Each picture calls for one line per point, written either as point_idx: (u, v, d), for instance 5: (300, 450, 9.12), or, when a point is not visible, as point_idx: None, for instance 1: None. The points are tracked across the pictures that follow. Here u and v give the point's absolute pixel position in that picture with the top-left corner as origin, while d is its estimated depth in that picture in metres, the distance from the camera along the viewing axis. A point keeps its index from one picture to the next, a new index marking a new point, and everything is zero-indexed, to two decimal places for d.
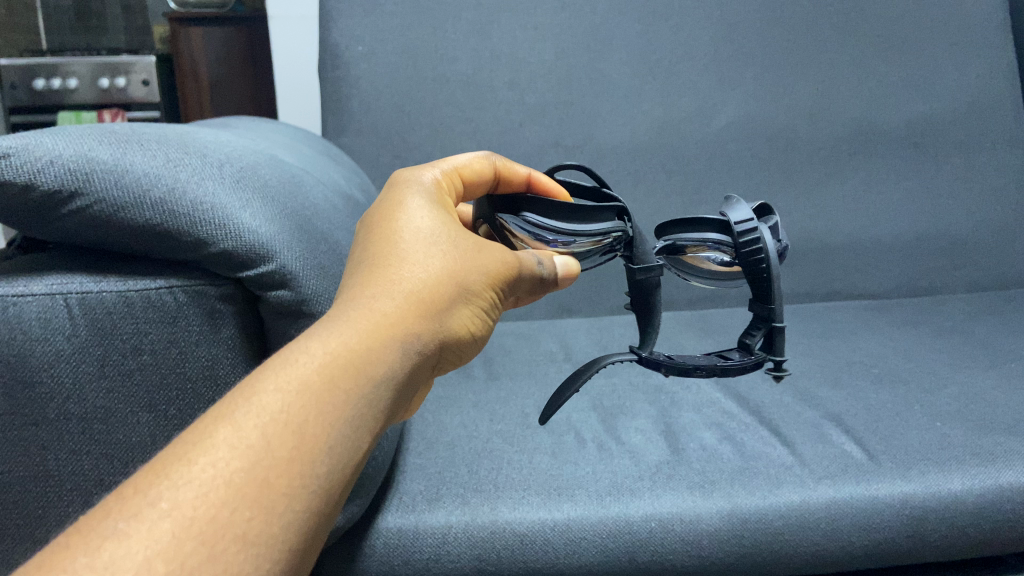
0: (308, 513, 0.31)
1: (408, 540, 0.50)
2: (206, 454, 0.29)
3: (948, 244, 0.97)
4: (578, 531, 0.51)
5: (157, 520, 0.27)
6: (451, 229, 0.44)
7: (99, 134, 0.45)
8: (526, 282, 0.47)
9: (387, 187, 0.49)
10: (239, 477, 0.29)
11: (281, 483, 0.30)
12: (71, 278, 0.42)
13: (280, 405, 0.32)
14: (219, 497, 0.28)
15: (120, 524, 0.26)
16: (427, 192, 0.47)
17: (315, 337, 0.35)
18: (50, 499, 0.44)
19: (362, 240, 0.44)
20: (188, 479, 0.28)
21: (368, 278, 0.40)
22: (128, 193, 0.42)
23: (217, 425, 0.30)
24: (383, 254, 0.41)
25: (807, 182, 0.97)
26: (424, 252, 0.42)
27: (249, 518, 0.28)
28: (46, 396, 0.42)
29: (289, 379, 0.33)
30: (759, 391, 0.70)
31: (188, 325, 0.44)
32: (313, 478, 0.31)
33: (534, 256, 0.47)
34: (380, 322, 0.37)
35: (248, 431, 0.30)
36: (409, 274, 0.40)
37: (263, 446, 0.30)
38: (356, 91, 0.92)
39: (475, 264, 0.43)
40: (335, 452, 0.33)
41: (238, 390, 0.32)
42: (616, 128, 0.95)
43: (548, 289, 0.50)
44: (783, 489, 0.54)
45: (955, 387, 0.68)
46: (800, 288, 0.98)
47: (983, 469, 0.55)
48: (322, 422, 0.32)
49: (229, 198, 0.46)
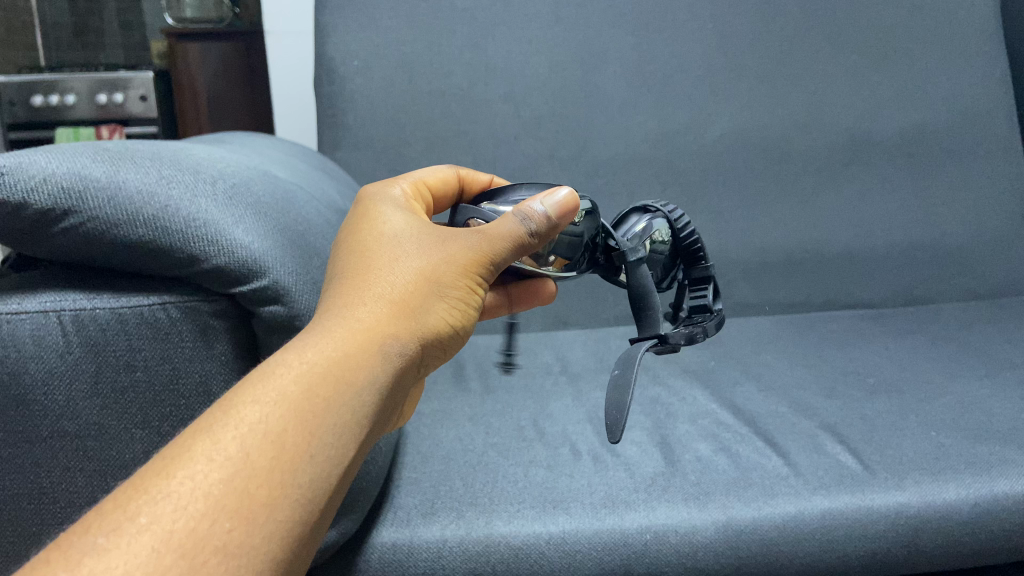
0: (292, 522, 0.33)
1: (405, 555, 0.50)
2: (184, 468, 0.32)
3: (944, 252, 0.98)
4: (573, 543, 0.51)
5: (136, 534, 0.29)
6: (425, 227, 0.45)
7: (93, 153, 0.45)
8: (511, 239, 0.43)
9: (356, 203, 0.49)
10: (218, 488, 0.31)
11: (261, 493, 0.32)
12: (65, 296, 0.43)
13: (258, 417, 0.34)
14: (198, 509, 0.30)
15: (99, 540, 0.28)
16: (399, 201, 0.48)
17: (291, 351, 0.37)
18: (45, 516, 0.44)
19: (336, 248, 0.45)
20: (167, 493, 0.30)
21: (344, 288, 0.41)
22: (119, 210, 0.42)
23: (195, 440, 0.33)
24: (357, 262, 0.43)
25: (802, 192, 0.97)
26: (397, 255, 0.43)
27: (230, 529, 0.31)
28: (40, 413, 0.42)
29: (267, 392, 0.35)
30: (755, 401, 0.70)
31: (181, 341, 0.44)
32: (294, 487, 0.33)
33: (514, 216, 0.43)
34: (355, 332, 0.39)
35: (226, 443, 0.33)
36: (383, 280, 0.42)
37: (242, 458, 0.32)
38: (352, 106, 0.93)
39: (447, 258, 0.43)
40: (318, 460, 0.34)
41: (219, 406, 0.35)
42: (611, 140, 0.95)
43: (557, 231, 0.45)
44: (778, 499, 0.54)
45: (951, 396, 0.68)
46: (796, 298, 0.98)
47: (979, 478, 0.55)
48: (301, 432, 0.34)
49: (221, 214, 0.46)
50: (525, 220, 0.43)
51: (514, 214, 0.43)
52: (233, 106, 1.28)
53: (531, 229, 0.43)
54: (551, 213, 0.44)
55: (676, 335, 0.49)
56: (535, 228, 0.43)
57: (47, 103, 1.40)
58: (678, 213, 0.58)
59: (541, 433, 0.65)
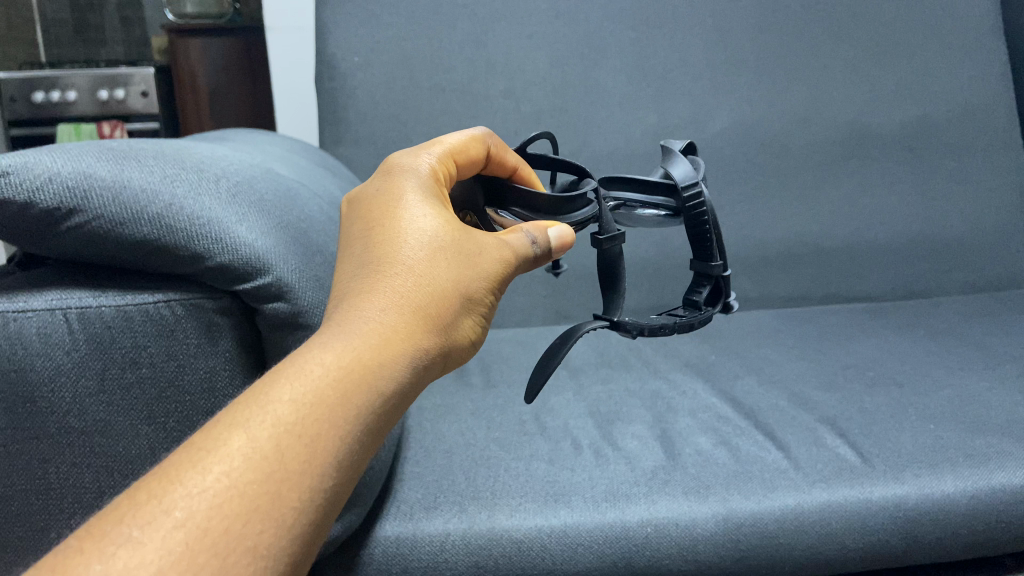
0: (313, 525, 0.33)
1: (408, 549, 0.50)
2: (220, 462, 0.31)
3: (942, 245, 0.98)
4: (574, 536, 0.51)
5: (171, 529, 0.28)
6: (457, 227, 0.45)
7: (99, 152, 0.46)
8: (521, 263, 0.47)
9: (381, 179, 0.48)
10: (253, 487, 0.31)
11: (292, 496, 0.32)
12: (71, 293, 0.43)
13: (294, 416, 0.34)
14: (232, 508, 0.30)
15: (134, 532, 0.28)
16: (431, 185, 0.47)
17: (328, 346, 0.37)
18: (52, 512, 0.44)
19: (362, 234, 0.44)
20: (202, 488, 0.30)
21: (377, 283, 0.41)
22: (125, 209, 0.43)
23: (231, 434, 0.32)
24: (390, 257, 0.42)
25: (802, 185, 0.97)
26: (432, 256, 0.42)
27: (260, 531, 0.30)
28: (47, 411, 0.43)
29: (304, 391, 0.35)
30: (754, 395, 0.71)
31: (186, 339, 0.44)
32: (321, 491, 0.33)
33: (525, 235, 0.46)
34: (390, 337, 0.38)
35: (261, 441, 0.32)
36: (417, 282, 0.41)
37: (276, 457, 0.32)
38: (353, 102, 0.93)
39: (477, 272, 0.43)
40: (342, 466, 0.34)
41: (253, 398, 0.34)
42: (611, 134, 0.95)
43: (548, 260, 0.48)
44: (777, 492, 0.54)
45: (950, 389, 0.68)
46: (795, 292, 0.98)
47: (976, 471, 0.56)
48: (334, 438, 0.34)
49: (223, 212, 0.47)
50: (534, 243, 0.46)
51: (525, 235, 0.46)
52: (234, 102, 1.28)
53: (537, 252, 0.47)
54: (552, 245, 0.47)
55: (626, 324, 0.49)
56: (540, 253, 0.47)
57: (47, 100, 1.40)
58: (689, 180, 0.52)
59: (543, 427, 0.65)
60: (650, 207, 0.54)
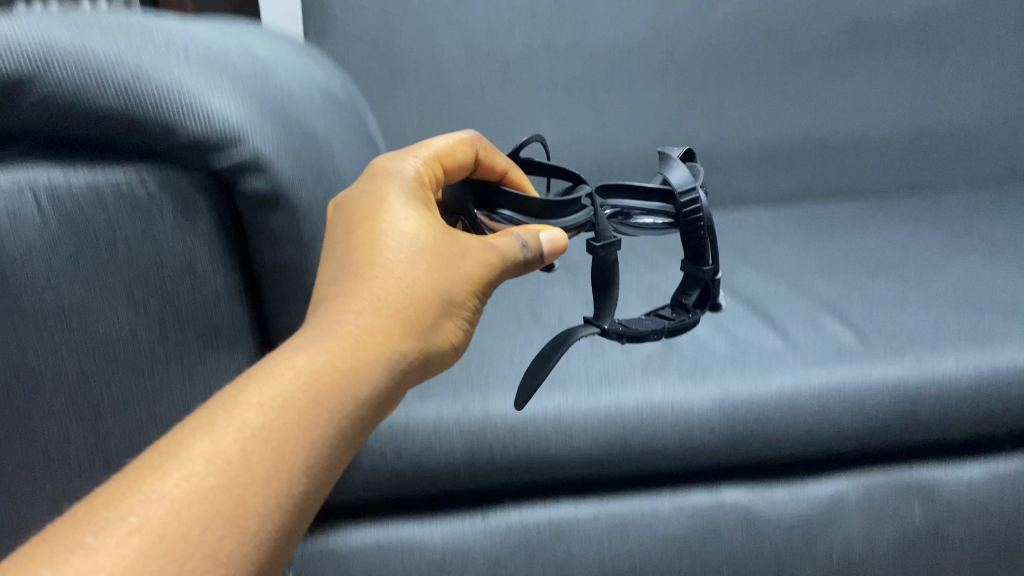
0: (281, 532, 0.31)
1: (399, 433, 0.50)
2: (181, 467, 0.30)
3: (949, 136, 1.02)
4: (568, 417, 0.52)
5: (125, 535, 0.27)
6: (440, 229, 0.44)
7: (55, 15, 0.41)
8: (509, 267, 0.45)
9: (365, 179, 0.47)
10: (215, 492, 0.30)
11: (256, 501, 0.31)
12: (32, 165, 0.39)
13: (261, 421, 0.33)
14: (191, 514, 0.29)
15: (87, 538, 0.27)
16: (414, 188, 0.46)
17: (300, 350, 0.36)
18: (29, 399, 0.42)
19: (343, 235, 0.43)
20: (160, 492, 0.29)
21: (352, 288, 0.40)
22: (88, 76, 0.38)
23: (194, 438, 0.31)
24: (367, 260, 0.41)
25: (804, 78, 0.97)
26: (411, 260, 0.42)
27: (222, 536, 0.29)
28: (16, 290, 0.39)
29: (272, 394, 0.34)
30: (745, 280, 0.71)
31: (164, 215, 0.41)
32: (289, 496, 0.32)
33: (515, 239, 0.45)
34: (366, 340, 0.38)
35: (225, 445, 0.31)
36: (393, 286, 0.40)
37: (241, 462, 0.31)
38: (336, 14, 0.90)
39: (459, 273, 0.42)
40: (313, 472, 0.33)
41: (219, 400, 0.33)
42: (604, 28, 0.93)
43: (542, 264, 0.47)
44: (774, 374, 0.54)
45: (953, 271, 0.69)
46: (799, 186, 1.02)
47: (980, 349, 0.55)
48: (302, 444, 0.33)
49: (197, 77, 0.42)
50: (523, 246, 0.45)
51: (515, 239, 0.45)
52: None
53: (527, 257, 0.45)
54: (546, 249, 0.46)
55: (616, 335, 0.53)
56: (531, 257, 0.45)
57: None
58: (688, 186, 0.52)
59: (537, 318, 0.64)
60: (647, 214, 0.52)
